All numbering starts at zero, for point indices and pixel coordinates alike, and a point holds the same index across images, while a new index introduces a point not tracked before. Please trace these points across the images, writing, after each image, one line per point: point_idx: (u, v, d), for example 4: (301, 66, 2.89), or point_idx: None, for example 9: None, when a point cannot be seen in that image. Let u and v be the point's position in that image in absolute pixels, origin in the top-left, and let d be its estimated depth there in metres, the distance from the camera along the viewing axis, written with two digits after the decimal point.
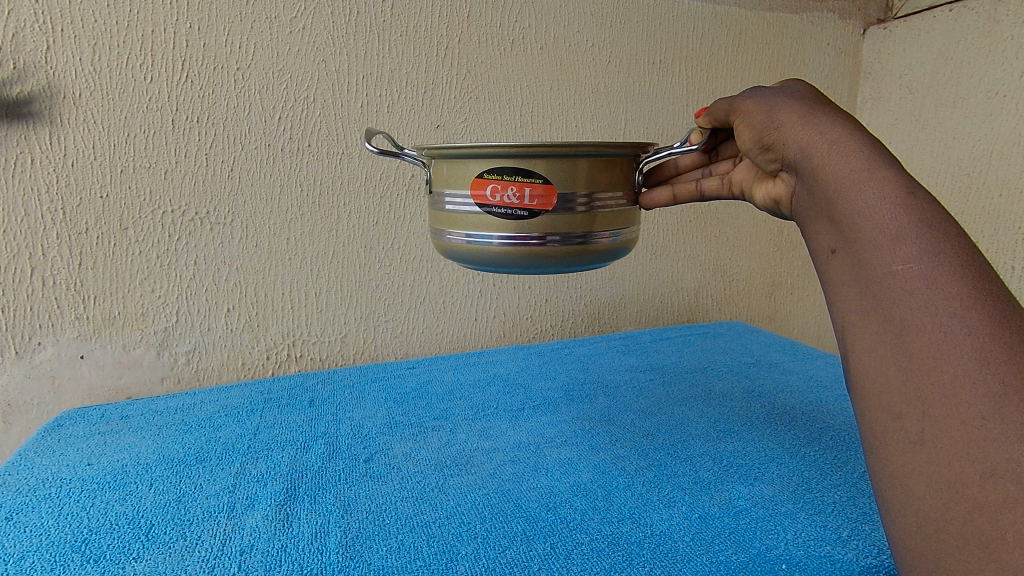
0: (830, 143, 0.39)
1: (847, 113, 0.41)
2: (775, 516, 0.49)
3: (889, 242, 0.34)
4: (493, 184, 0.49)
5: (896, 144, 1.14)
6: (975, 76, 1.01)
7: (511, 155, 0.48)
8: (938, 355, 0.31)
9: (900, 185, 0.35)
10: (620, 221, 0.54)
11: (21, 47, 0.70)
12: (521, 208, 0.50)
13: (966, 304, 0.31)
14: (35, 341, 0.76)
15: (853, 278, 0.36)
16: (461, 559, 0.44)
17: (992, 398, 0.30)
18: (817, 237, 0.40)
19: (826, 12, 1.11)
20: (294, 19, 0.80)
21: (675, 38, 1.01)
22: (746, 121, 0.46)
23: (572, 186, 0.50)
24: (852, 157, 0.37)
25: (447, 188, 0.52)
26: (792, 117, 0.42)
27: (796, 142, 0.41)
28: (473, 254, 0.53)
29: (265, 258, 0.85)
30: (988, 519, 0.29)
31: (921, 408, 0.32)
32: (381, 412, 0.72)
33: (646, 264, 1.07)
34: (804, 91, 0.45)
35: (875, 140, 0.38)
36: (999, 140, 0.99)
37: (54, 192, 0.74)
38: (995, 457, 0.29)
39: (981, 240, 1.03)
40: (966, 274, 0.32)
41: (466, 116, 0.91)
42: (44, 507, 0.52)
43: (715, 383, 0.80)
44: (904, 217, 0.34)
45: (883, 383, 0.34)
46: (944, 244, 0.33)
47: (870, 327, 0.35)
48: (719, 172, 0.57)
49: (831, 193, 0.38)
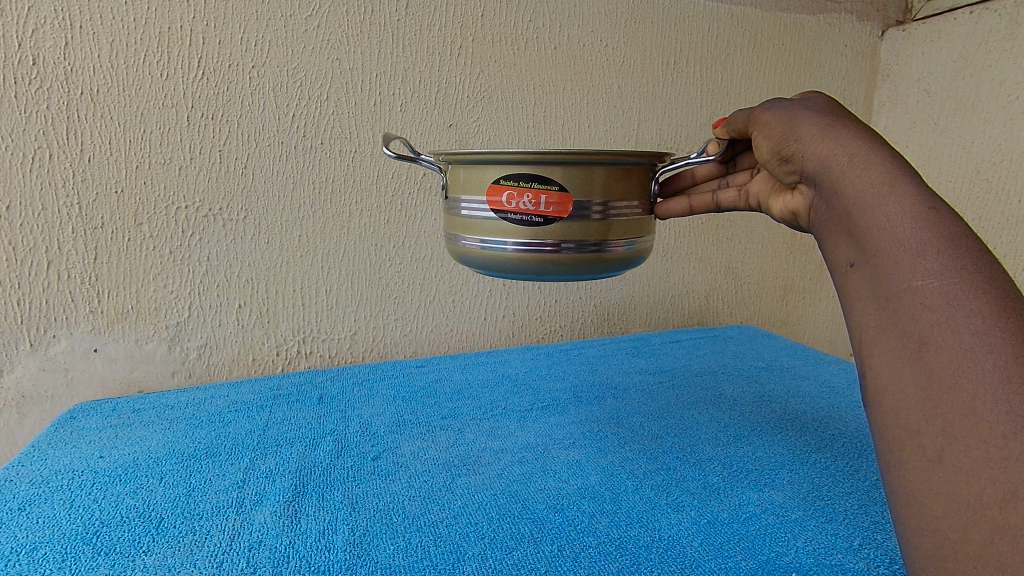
0: (851, 156, 0.39)
1: (867, 125, 0.41)
2: (785, 524, 0.49)
3: (909, 257, 0.34)
4: (509, 190, 0.49)
5: (913, 148, 1.13)
6: (995, 81, 1.00)
7: (528, 162, 0.48)
8: (957, 372, 0.31)
9: (920, 200, 0.35)
10: (634, 230, 0.53)
11: (40, 43, 0.71)
12: (537, 215, 0.49)
13: (988, 321, 0.31)
14: (49, 333, 0.77)
15: (871, 293, 0.36)
16: (469, 560, 0.44)
17: (1013, 417, 0.29)
18: (835, 249, 0.40)
19: (843, 13, 1.10)
20: (309, 17, 0.80)
21: (690, 39, 1.01)
22: (765, 132, 0.46)
23: (588, 194, 0.49)
24: (873, 171, 0.37)
25: (463, 194, 0.52)
26: (812, 129, 0.42)
27: (816, 156, 0.41)
28: (486, 259, 0.53)
29: (277, 255, 0.85)
30: (1008, 541, 0.28)
31: (940, 426, 0.31)
32: (389, 410, 0.72)
33: (657, 266, 1.06)
34: (824, 103, 0.45)
35: (895, 153, 0.38)
36: (1019, 146, 0.97)
37: (71, 187, 0.75)
38: (1017, 478, 0.28)
39: (998, 247, 1.01)
40: (988, 290, 0.32)
41: (479, 115, 0.91)
42: (56, 499, 0.53)
43: (726, 387, 0.80)
44: (924, 231, 0.34)
45: (902, 399, 0.33)
46: (965, 259, 0.32)
47: (888, 342, 0.34)
48: (736, 183, 0.57)
49: (851, 207, 0.38)
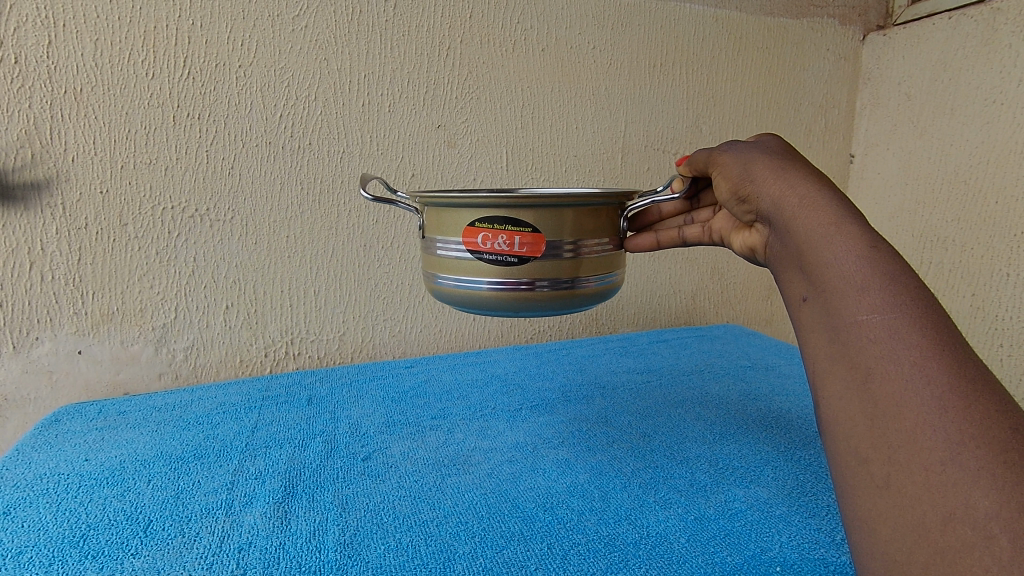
0: (800, 198, 0.39)
1: (817, 170, 0.42)
2: (770, 519, 0.50)
3: (854, 292, 0.33)
4: (484, 232, 0.49)
5: (893, 151, 1.13)
6: (973, 85, 1.00)
7: (501, 207, 0.48)
8: (900, 403, 0.29)
9: (865, 238, 0.34)
10: (606, 265, 0.54)
11: (23, 42, 0.70)
12: (511, 255, 0.50)
13: (927, 354, 0.29)
14: (33, 335, 0.76)
15: (820, 326, 0.35)
16: (459, 559, 0.44)
17: (950, 443, 0.27)
18: (789, 284, 0.39)
19: (826, 17, 1.12)
20: (297, 18, 0.80)
21: (677, 42, 1.02)
22: (724, 173, 0.47)
23: (560, 235, 0.50)
24: (821, 212, 0.37)
25: (439, 235, 0.53)
26: (765, 171, 0.43)
27: (770, 197, 0.41)
28: (463, 296, 0.53)
29: (264, 255, 0.85)
30: (948, 564, 0.26)
31: (886, 452, 0.29)
32: (379, 410, 0.72)
33: (643, 269, 1.07)
34: (778, 148, 0.45)
35: (844, 195, 0.38)
36: (997, 149, 0.97)
37: (54, 187, 0.74)
38: (954, 501, 0.26)
39: (977, 250, 1.01)
40: (927, 325, 0.30)
41: (468, 117, 0.91)
42: (43, 502, 0.52)
43: (712, 386, 0.81)
44: (868, 267, 0.33)
45: (850, 426, 0.32)
46: (905, 294, 0.31)
47: (838, 376, 0.33)
48: (700, 220, 0.58)
49: (801, 242, 0.37)
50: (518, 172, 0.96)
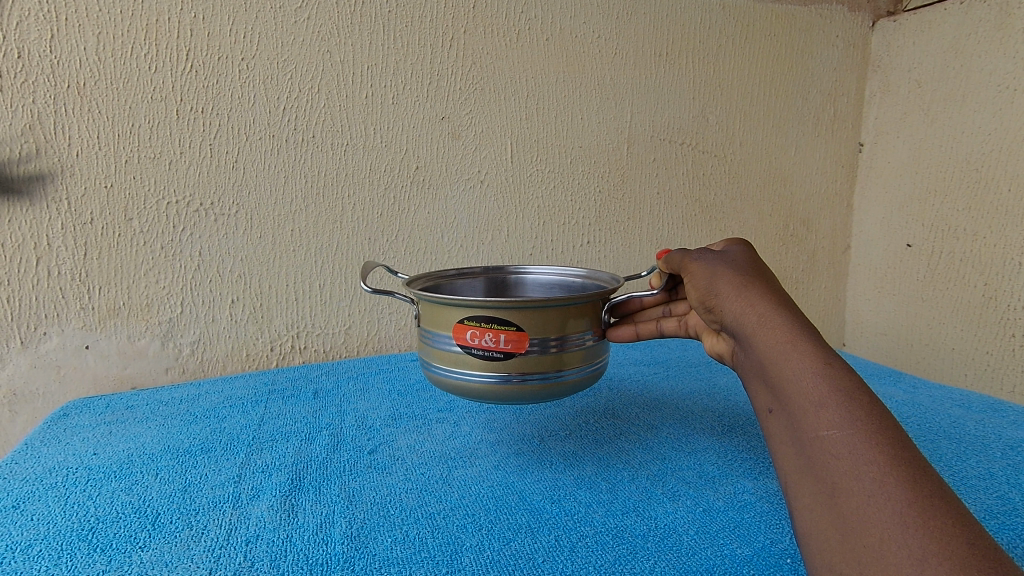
0: (759, 316, 0.41)
1: (774, 287, 0.44)
2: (779, 510, 0.49)
3: (812, 408, 0.34)
4: (471, 329, 0.49)
5: (903, 140, 1.11)
6: (986, 71, 0.96)
7: (486, 306, 0.47)
8: (864, 517, 0.30)
9: (819, 356, 0.37)
10: (590, 356, 0.52)
11: (25, 36, 0.70)
12: (497, 351, 0.48)
13: (885, 466, 0.31)
14: (40, 330, 0.76)
15: (790, 440, 0.36)
16: (466, 552, 0.44)
17: (913, 558, 0.27)
18: (761, 400, 0.40)
19: (835, 4, 1.11)
20: (299, 9, 0.80)
21: (683, 31, 1.01)
22: (691, 282, 0.48)
23: (545, 331, 0.49)
24: (779, 331, 0.39)
25: (431, 327, 0.52)
26: (727, 285, 0.44)
27: (733, 312, 0.43)
28: (454, 387, 0.51)
29: (269, 249, 0.85)
30: None
31: (857, 567, 0.29)
32: (384, 404, 0.72)
33: (650, 261, 1.06)
34: (741, 261, 0.47)
35: (799, 316, 0.40)
36: (1009, 137, 0.94)
37: (59, 182, 0.74)
38: None
39: (989, 239, 0.98)
40: (884, 438, 0.32)
41: (472, 109, 0.91)
42: (52, 496, 0.52)
43: (721, 378, 0.80)
44: (824, 384, 0.35)
45: (825, 541, 0.31)
46: (860, 410, 0.33)
47: (808, 488, 0.34)
48: (678, 313, 0.57)
49: (763, 360, 0.39)
50: (523, 163, 0.95)
